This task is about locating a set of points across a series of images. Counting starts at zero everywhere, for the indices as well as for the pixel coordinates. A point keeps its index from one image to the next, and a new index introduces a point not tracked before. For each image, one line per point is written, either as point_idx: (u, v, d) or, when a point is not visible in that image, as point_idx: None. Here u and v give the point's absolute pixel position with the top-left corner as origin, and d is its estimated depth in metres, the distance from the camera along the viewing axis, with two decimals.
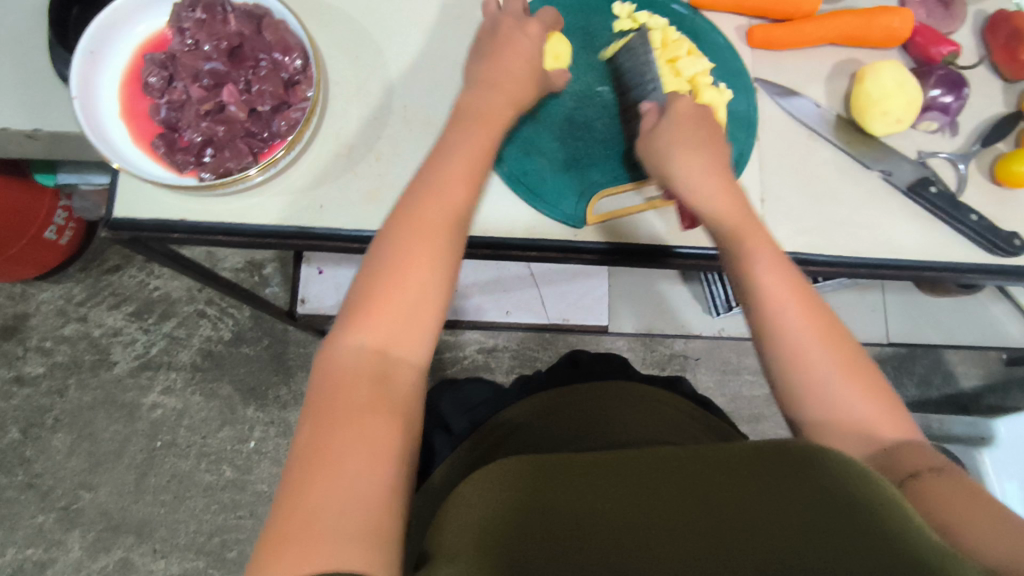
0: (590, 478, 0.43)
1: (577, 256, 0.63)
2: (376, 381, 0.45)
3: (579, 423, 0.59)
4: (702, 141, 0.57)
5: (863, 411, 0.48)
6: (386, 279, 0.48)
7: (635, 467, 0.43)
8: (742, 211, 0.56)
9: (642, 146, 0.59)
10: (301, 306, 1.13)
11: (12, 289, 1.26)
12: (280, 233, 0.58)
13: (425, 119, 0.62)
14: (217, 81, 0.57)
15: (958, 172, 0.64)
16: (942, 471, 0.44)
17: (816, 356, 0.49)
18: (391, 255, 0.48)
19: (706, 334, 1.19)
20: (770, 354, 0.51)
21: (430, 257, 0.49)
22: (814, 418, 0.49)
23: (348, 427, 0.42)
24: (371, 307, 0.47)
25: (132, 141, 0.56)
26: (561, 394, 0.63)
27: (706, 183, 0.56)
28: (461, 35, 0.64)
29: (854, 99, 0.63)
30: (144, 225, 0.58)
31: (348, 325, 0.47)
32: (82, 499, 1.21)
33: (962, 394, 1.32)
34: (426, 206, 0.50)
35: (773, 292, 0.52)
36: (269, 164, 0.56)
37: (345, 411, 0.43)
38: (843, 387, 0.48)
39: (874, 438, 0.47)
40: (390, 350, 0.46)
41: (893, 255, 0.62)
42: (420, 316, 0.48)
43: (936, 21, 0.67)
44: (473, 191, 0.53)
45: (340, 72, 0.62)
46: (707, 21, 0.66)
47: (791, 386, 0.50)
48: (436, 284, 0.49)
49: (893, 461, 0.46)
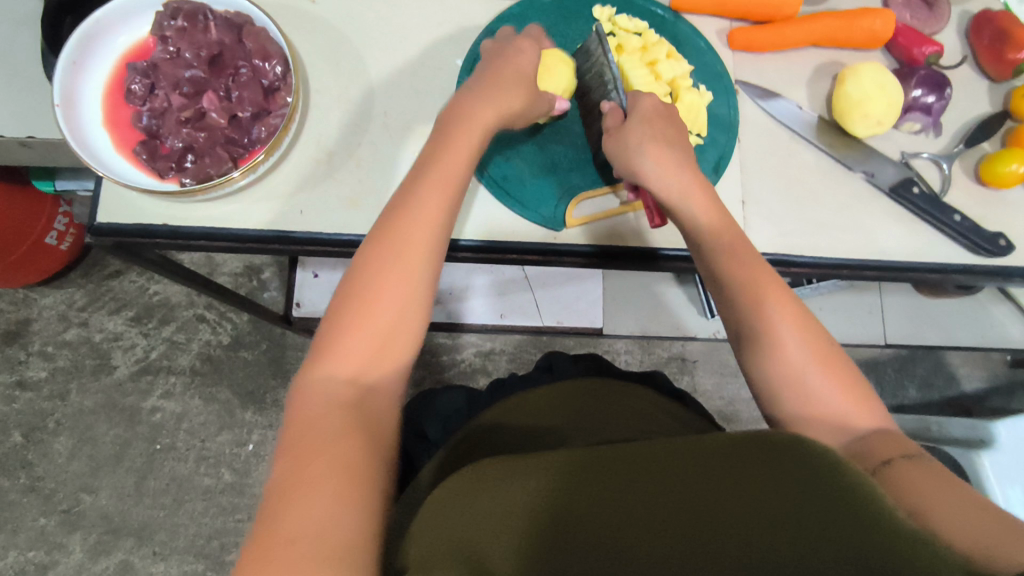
0: (568, 475, 0.42)
1: (558, 259, 0.63)
2: (349, 408, 0.46)
3: (561, 420, 0.60)
4: (671, 138, 0.57)
5: (838, 401, 0.48)
6: (358, 308, 0.48)
7: (611, 463, 0.43)
8: (716, 205, 0.57)
9: (609, 148, 0.58)
10: (296, 310, 1.13)
11: (15, 295, 1.28)
12: (261, 238, 0.59)
13: (405, 125, 0.62)
14: (197, 88, 0.57)
15: (942, 173, 0.63)
16: (915, 458, 0.44)
17: (794, 346, 0.50)
18: (366, 282, 0.49)
19: (701, 336, 1.17)
20: (745, 346, 0.52)
21: (404, 283, 0.49)
22: (791, 407, 0.49)
23: (318, 450, 0.43)
24: (346, 335, 0.48)
25: (114, 148, 0.57)
26: (543, 392, 0.63)
27: (679, 175, 0.56)
28: (441, 43, 0.65)
29: (836, 102, 0.63)
30: (126, 230, 0.58)
31: (323, 354, 0.48)
32: (83, 502, 1.22)
33: (965, 397, 1.31)
34: (404, 231, 0.51)
35: (751, 287, 0.53)
36: (250, 169, 0.56)
37: (318, 438, 0.44)
38: (818, 375, 0.49)
39: (848, 428, 0.48)
40: (364, 380, 0.48)
41: (878, 257, 0.62)
42: (393, 345, 0.49)
43: (919, 22, 0.67)
44: (451, 209, 0.53)
45: (321, 78, 0.63)
46: (688, 25, 0.66)
47: (767, 377, 0.51)
48: (411, 313, 0.50)
49: (866, 449, 0.46)
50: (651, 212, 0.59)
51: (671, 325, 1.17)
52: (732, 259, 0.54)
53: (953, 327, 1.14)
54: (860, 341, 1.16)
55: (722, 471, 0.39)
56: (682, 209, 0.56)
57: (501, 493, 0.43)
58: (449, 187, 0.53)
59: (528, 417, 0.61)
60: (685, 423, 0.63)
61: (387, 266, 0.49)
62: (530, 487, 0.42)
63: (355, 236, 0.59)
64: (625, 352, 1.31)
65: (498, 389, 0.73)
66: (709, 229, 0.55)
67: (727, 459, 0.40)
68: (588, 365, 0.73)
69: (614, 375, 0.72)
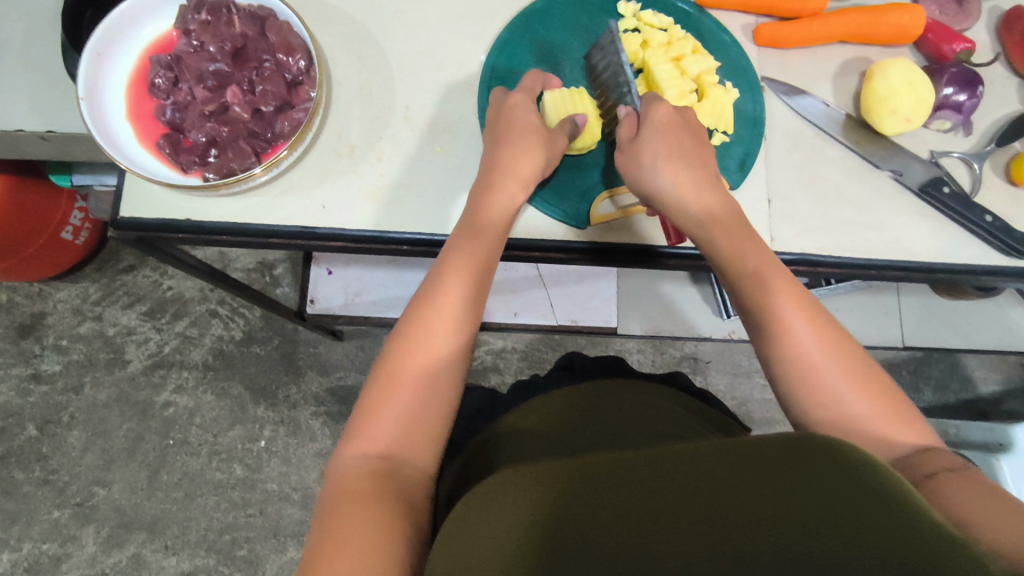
0: (590, 487, 0.42)
1: (579, 258, 0.62)
2: (379, 481, 0.45)
3: (586, 426, 0.59)
4: (687, 150, 0.56)
5: (881, 420, 0.48)
6: (386, 387, 0.50)
7: (635, 470, 0.42)
8: (732, 210, 0.56)
9: (623, 159, 0.58)
10: (311, 306, 1.13)
11: (30, 288, 1.29)
12: (284, 233, 0.58)
13: (426, 119, 0.62)
14: (221, 82, 0.57)
15: (972, 172, 0.62)
16: (961, 471, 0.44)
17: (825, 365, 0.50)
18: (395, 362, 0.51)
19: (715, 336, 1.16)
20: (777, 362, 0.51)
21: (432, 364, 0.51)
22: (826, 423, 0.49)
23: (350, 512, 0.43)
24: (376, 412, 0.49)
25: (137, 141, 0.57)
26: (563, 398, 0.63)
27: (697, 191, 0.56)
28: (461, 37, 0.64)
29: (863, 99, 0.62)
30: (150, 224, 0.58)
31: (357, 431, 0.49)
32: (96, 495, 1.23)
33: (981, 399, 1.30)
34: (434, 305, 0.52)
35: (775, 300, 0.52)
36: (273, 164, 0.56)
37: (354, 497, 0.44)
38: (855, 394, 0.49)
39: (889, 445, 0.47)
40: (396, 456, 0.47)
41: (905, 257, 0.61)
42: (424, 426, 0.49)
43: (948, 18, 0.66)
44: (482, 268, 0.54)
45: (342, 72, 0.62)
46: (713, 20, 0.65)
47: (802, 400, 0.50)
48: (439, 393, 0.50)
49: (911, 463, 0.46)
50: (668, 229, 0.60)
51: (686, 325, 1.16)
52: (759, 284, 0.53)
53: (970, 329, 1.12)
54: (878, 343, 1.14)
55: (751, 475, 0.39)
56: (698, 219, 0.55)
57: (525, 499, 0.42)
58: (479, 242, 0.55)
59: (547, 421, 0.60)
60: (709, 421, 0.62)
61: (415, 353, 0.51)
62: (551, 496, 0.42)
63: (379, 232, 0.59)
64: (636, 352, 1.31)
65: (516, 390, 0.72)
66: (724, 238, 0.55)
67: (754, 465, 0.39)
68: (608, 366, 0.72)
69: (633, 374, 0.72)
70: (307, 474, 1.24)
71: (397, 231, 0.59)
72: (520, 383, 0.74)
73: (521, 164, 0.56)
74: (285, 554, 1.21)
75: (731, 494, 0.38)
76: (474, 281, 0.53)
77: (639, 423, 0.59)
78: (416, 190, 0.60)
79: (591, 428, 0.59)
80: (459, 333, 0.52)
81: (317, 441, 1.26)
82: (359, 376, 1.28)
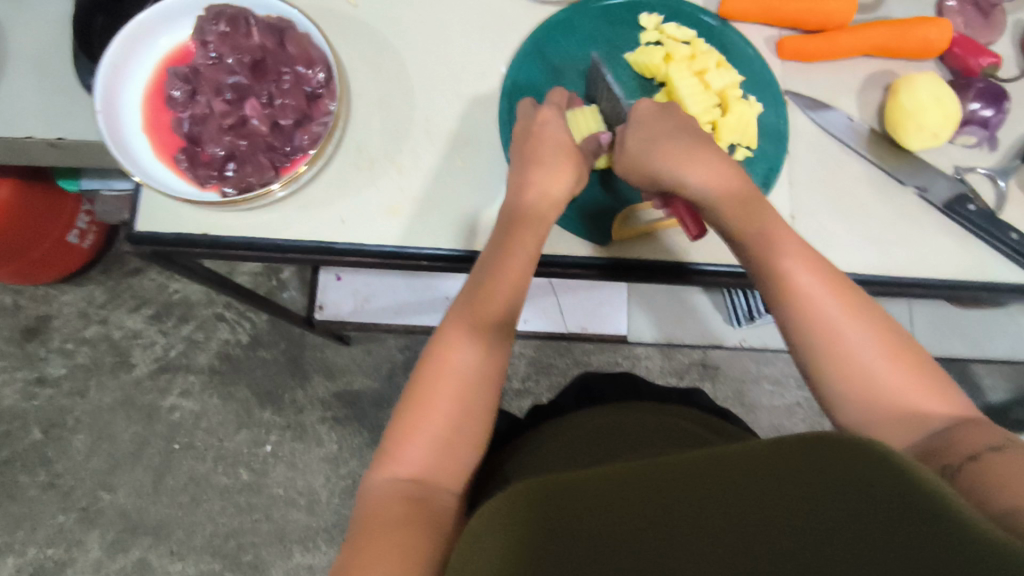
0: (605, 491, 0.42)
1: (599, 273, 0.62)
2: (413, 507, 0.46)
3: (609, 444, 0.58)
4: (672, 129, 0.56)
5: (912, 394, 0.47)
6: (417, 410, 0.49)
7: (657, 475, 0.41)
8: (734, 182, 0.55)
9: (622, 168, 0.58)
10: (319, 312, 1.13)
11: (35, 291, 1.28)
12: (302, 248, 0.58)
13: (448, 133, 0.61)
14: (239, 95, 0.56)
15: (997, 189, 0.62)
16: (1006, 448, 0.42)
17: (853, 340, 0.49)
18: (428, 384, 0.50)
19: (728, 344, 1.14)
20: (808, 346, 0.50)
21: (465, 386, 0.50)
22: (856, 400, 0.48)
23: (378, 535, 0.43)
24: (409, 436, 0.49)
25: (154, 154, 0.56)
26: (580, 422, 0.61)
27: (693, 163, 0.55)
28: (481, 48, 0.63)
29: (888, 113, 0.61)
30: (166, 239, 0.57)
31: (387, 453, 0.49)
32: (101, 499, 1.22)
33: (991, 408, 1.29)
34: (460, 318, 0.53)
35: (800, 292, 0.51)
36: (292, 180, 0.55)
37: (383, 523, 0.44)
38: (884, 364, 0.48)
39: (924, 419, 0.47)
40: (428, 480, 0.48)
41: (930, 274, 0.60)
42: (455, 445, 0.49)
43: (973, 32, 0.65)
44: (509, 280, 0.54)
45: (361, 82, 0.61)
46: (737, 32, 0.64)
47: (830, 380, 0.49)
48: (472, 415, 0.50)
49: (952, 441, 0.44)
50: (686, 222, 0.55)
51: (695, 332, 1.15)
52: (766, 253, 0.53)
53: (980, 337, 1.12)
54: None
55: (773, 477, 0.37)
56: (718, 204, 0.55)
57: (538, 509, 0.42)
58: (504, 252, 0.54)
59: (559, 446, 0.59)
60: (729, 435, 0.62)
61: (441, 366, 0.51)
62: (564, 503, 0.42)
63: (398, 247, 0.58)
64: (645, 357, 1.30)
65: (534, 414, 0.71)
66: (734, 212, 0.54)
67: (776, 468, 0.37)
68: (627, 385, 0.72)
69: (650, 392, 0.71)
70: (314, 479, 1.24)
71: (416, 246, 0.59)
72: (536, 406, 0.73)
73: (545, 183, 0.56)
74: (291, 559, 1.20)
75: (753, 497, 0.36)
76: (497, 290, 0.53)
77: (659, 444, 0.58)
78: (436, 205, 0.59)
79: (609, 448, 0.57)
80: (484, 343, 0.52)
81: (324, 445, 1.25)
82: (366, 381, 1.27)
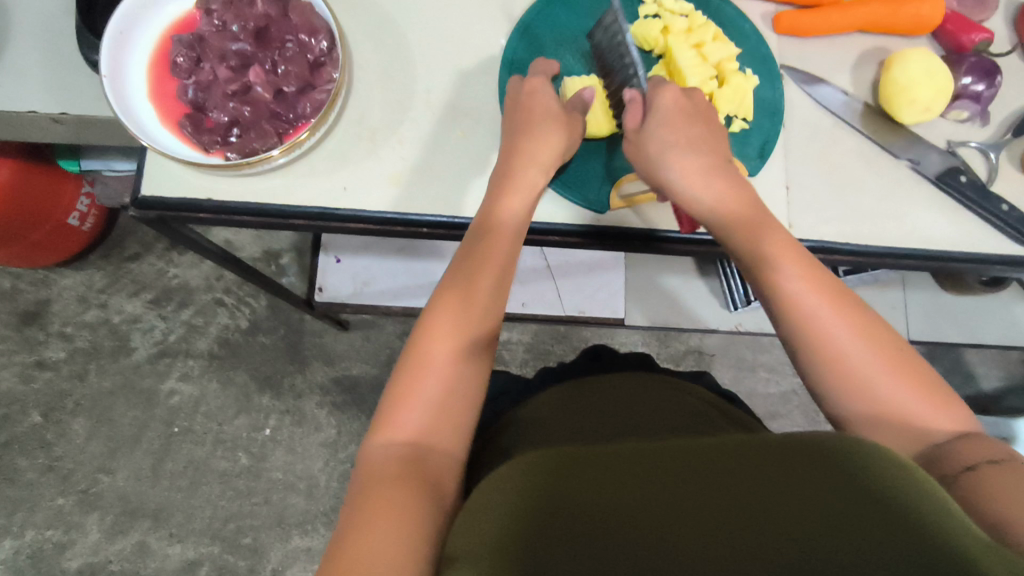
0: (611, 468, 0.43)
1: (568, 240, 0.63)
2: (409, 468, 0.46)
3: (604, 417, 0.59)
4: (695, 138, 0.57)
5: (914, 406, 0.48)
6: (415, 376, 0.50)
7: (660, 459, 0.43)
8: (740, 198, 0.56)
9: (634, 151, 0.59)
10: (319, 295, 1.13)
11: (34, 275, 1.28)
12: (305, 214, 0.59)
13: (448, 105, 0.62)
14: (244, 62, 0.56)
15: (989, 162, 0.63)
16: (1003, 462, 0.44)
17: (855, 350, 0.50)
18: (422, 351, 0.51)
19: (722, 329, 1.16)
20: (808, 358, 0.51)
21: (460, 354, 0.51)
22: (859, 411, 0.49)
23: (378, 493, 0.44)
24: (405, 401, 0.49)
25: (159, 120, 0.57)
26: (574, 397, 0.62)
27: (705, 183, 0.56)
28: (481, 24, 0.64)
29: (882, 87, 0.62)
30: (171, 204, 0.58)
31: (385, 417, 0.49)
32: (101, 483, 1.23)
33: (984, 395, 1.31)
34: (464, 294, 0.53)
35: (787, 289, 0.52)
36: (293, 146, 0.56)
37: (382, 482, 0.45)
38: (890, 383, 0.49)
39: (926, 432, 0.47)
40: (424, 444, 0.48)
41: (923, 246, 0.61)
42: (451, 413, 0.50)
43: (967, 9, 0.66)
44: (508, 260, 0.55)
45: (365, 55, 0.62)
46: (734, 6, 0.65)
47: (833, 389, 0.50)
48: (467, 385, 0.51)
49: (948, 454, 0.46)
50: (680, 217, 0.61)
51: (691, 318, 1.16)
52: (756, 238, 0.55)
53: (973, 323, 1.13)
54: None
55: (781, 470, 0.40)
56: (711, 217, 0.57)
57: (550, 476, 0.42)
58: (506, 234, 0.55)
59: (560, 418, 0.59)
60: (737, 419, 0.62)
61: (442, 338, 0.51)
62: (569, 478, 0.42)
63: (400, 215, 0.59)
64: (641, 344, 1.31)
65: (543, 375, 0.73)
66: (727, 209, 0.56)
67: (785, 464, 0.40)
68: (635, 361, 0.72)
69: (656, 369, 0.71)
70: (313, 463, 1.24)
71: (418, 213, 0.59)
72: (545, 371, 0.74)
73: (541, 152, 0.57)
74: (290, 543, 1.21)
75: (757, 483, 0.39)
76: (501, 273, 0.54)
77: (655, 415, 0.59)
78: (437, 173, 0.60)
79: (609, 421, 0.58)
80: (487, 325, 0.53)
81: (322, 430, 1.26)
82: (365, 367, 1.28)
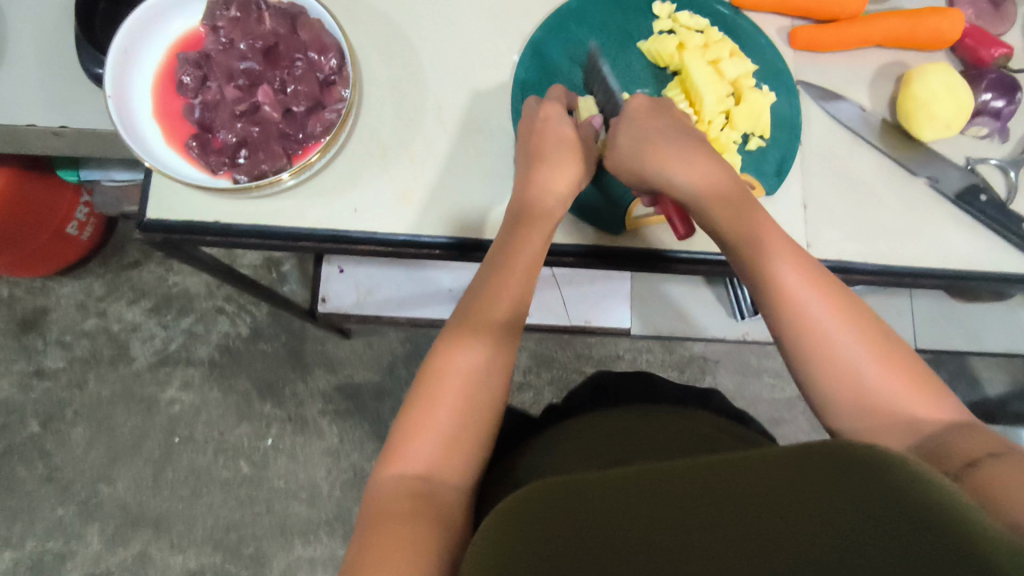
0: (624, 497, 0.41)
1: (571, 259, 0.62)
2: (420, 502, 0.45)
3: (602, 443, 0.58)
4: (669, 132, 0.56)
5: (904, 398, 0.47)
6: (426, 406, 0.49)
7: (672, 482, 0.41)
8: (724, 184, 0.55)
9: (614, 161, 0.58)
10: (322, 304, 1.12)
11: (32, 283, 1.27)
12: (314, 236, 0.57)
13: (460, 122, 0.61)
14: (252, 81, 0.55)
15: (1008, 179, 0.62)
16: (1003, 455, 0.42)
17: (842, 342, 0.49)
18: (433, 380, 0.50)
19: (729, 337, 1.15)
20: (798, 357, 0.50)
21: (472, 380, 0.50)
22: (848, 406, 0.48)
23: (388, 528, 0.43)
24: (417, 433, 0.48)
25: (165, 140, 0.56)
26: (581, 430, 0.60)
27: (687, 171, 0.55)
28: (492, 38, 0.63)
29: (901, 103, 0.61)
30: (177, 227, 0.57)
31: (396, 451, 0.48)
32: (101, 493, 1.21)
33: (988, 401, 1.30)
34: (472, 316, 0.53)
35: (794, 301, 0.50)
36: (303, 168, 0.54)
37: (393, 517, 0.44)
38: (878, 374, 0.47)
39: (918, 425, 0.46)
40: (437, 478, 0.47)
41: (942, 264, 0.60)
42: (463, 444, 0.49)
43: (984, 23, 0.65)
44: (522, 284, 0.54)
45: (374, 71, 0.61)
46: (749, 22, 0.64)
47: (821, 383, 0.49)
48: (480, 414, 0.50)
49: (944, 448, 0.44)
50: (675, 222, 0.57)
51: (696, 326, 1.15)
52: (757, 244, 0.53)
53: (981, 331, 1.13)
54: None
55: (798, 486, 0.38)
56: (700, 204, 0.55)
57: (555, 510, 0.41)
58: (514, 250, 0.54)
59: (564, 449, 0.58)
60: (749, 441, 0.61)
61: (451, 364, 0.51)
62: (573, 502, 0.41)
63: (411, 237, 0.58)
64: (646, 351, 1.30)
65: (550, 411, 0.72)
66: (721, 213, 0.54)
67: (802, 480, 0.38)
68: (641, 391, 0.72)
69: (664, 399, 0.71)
70: (315, 472, 1.23)
71: (430, 235, 0.58)
72: (552, 407, 0.73)
73: (553, 176, 0.56)
74: (292, 552, 1.20)
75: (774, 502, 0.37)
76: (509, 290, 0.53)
77: (668, 442, 0.57)
78: (448, 193, 0.59)
79: (615, 447, 0.57)
80: (498, 346, 0.52)
81: (324, 438, 1.25)
82: (368, 374, 1.27)
